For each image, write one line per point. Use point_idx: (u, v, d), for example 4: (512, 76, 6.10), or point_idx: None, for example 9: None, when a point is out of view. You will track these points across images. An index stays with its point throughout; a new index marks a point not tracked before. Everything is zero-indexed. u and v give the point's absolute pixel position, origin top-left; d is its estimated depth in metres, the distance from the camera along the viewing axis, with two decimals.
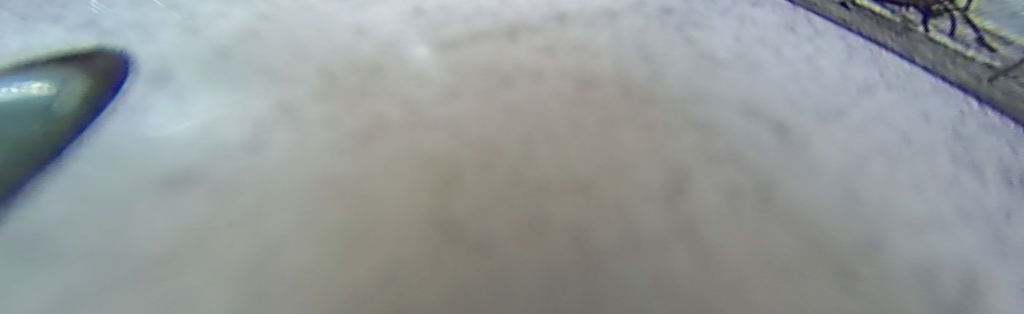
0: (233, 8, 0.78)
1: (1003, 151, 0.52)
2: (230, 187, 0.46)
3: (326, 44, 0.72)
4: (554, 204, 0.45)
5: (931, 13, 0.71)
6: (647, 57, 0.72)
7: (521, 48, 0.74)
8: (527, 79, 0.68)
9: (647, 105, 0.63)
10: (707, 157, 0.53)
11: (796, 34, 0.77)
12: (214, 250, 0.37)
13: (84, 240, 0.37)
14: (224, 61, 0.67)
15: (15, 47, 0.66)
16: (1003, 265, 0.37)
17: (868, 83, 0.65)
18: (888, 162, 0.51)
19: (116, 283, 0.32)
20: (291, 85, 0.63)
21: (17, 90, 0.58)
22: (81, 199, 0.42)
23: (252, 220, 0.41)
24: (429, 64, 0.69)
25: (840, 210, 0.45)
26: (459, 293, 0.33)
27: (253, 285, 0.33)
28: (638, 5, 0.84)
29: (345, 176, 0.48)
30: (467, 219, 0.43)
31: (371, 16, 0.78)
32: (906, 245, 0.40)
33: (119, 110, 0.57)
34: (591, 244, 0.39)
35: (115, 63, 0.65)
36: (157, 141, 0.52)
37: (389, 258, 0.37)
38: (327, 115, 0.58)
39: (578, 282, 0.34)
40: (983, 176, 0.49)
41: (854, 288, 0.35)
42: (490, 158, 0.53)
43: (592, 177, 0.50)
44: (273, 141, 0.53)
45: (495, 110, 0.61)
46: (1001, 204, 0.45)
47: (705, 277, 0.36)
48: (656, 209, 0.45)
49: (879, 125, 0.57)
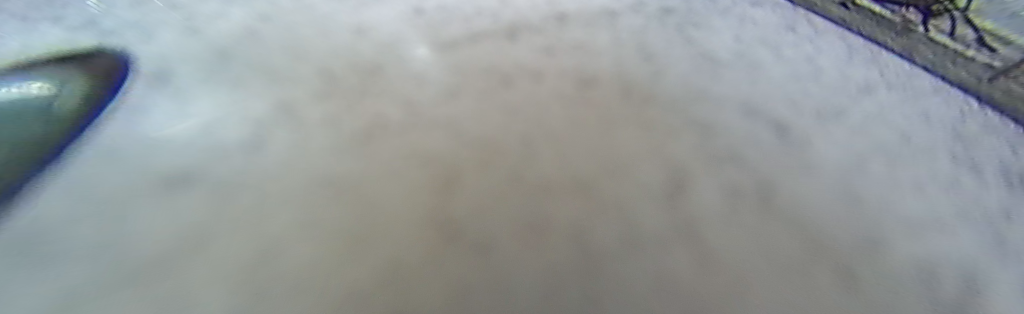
0: (233, 8, 0.78)
1: (1004, 151, 0.52)
2: (230, 187, 0.46)
3: (326, 44, 0.72)
4: (554, 204, 0.45)
5: (931, 13, 0.71)
6: (647, 57, 0.72)
7: (521, 48, 0.74)
8: (527, 79, 0.68)
9: (647, 105, 0.63)
10: (707, 157, 0.53)
11: (796, 34, 0.77)
12: (214, 250, 0.37)
13: (85, 240, 0.37)
14: (224, 61, 0.67)
15: (16, 48, 0.66)
16: (1004, 265, 0.37)
17: (868, 83, 0.65)
18: (888, 162, 0.51)
19: (116, 283, 0.32)
20: (292, 85, 0.63)
21: (19, 91, 0.59)
22: (82, 199, 0.43)
23: (252, 220, 0.41)
24: (429, 65, 0.69)
25: (840, 210, 0.45)
26: (460, 293, 0.33)
27: (255, 285, 0.33)
28: (638, 5, 0.84)
29: (345, 176, 0.48)
30: (467, 218, 0.43)
31: (371, 16, 0.78)
32: (906, 246, 0.40)
33: (118, 110, 0.56)
34: (591, 244, 0.39)
35: (115, 63, 0.65)
36: (157, 141, 0.52)
37: (389, 259, 0.37)
38: (328, 114, 0.58)
39: (579, 282, 0.34)
40: (984, 177, 0.49)
41: (855, 288, 0.35)
42: (490, 158, 0.53)
43: (592, 177, 0.50)
44: (273, 141, 0.53)
45: (495, 110, 0.61)
46: (1002, 204, 0.45)
47: (705, 277, 0.36)
48: (656, 209, 0.45)
49: (879, 125, 0.57)
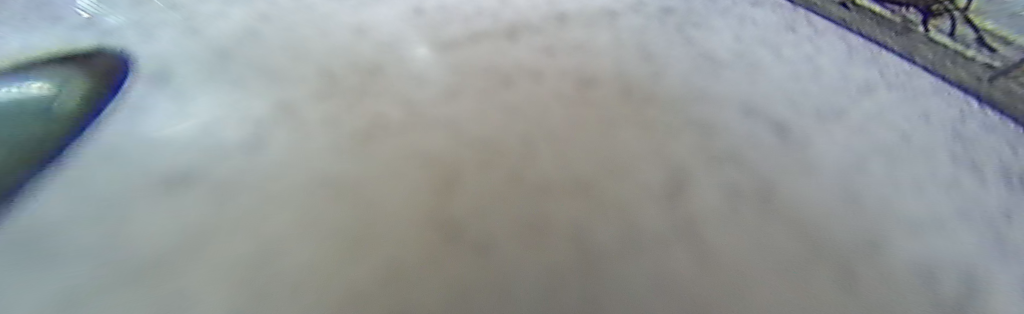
0: (233, 8, 0.78)
1: (1004, 151, 0.53)
2: (230, 187, 0.46)
3: (326, 44, 0.72)
4: (554, 205, 0.45)
5: (931, 13, 0.70)
6: (647, 57, 0.72)
7: (521, 48, 0.74)
8: (527, 79, 0.68)
9: (647, 105, 0.63)
10: (707, 157, 0.53)
11: (796, 34, 0.77)
12: (214, 250, 0.37)
13: (84, 239, 0.37)
14: (224, 61, 0.67)
15: (15, 48, 0.66)
16: (1003, 266, 0.37)
17: (868, 83, 0.65)
18: (888, 162, 0.51)
19: (115, 283, 0.32)
20: (291, 85, 0.63)
21: (17, 90, 0.59)
22: (80, 199, 0.42)
23: (253, 219, 0.41)
24: (429, 64, 0.69)
25: (839, 209, 0.45)
26: (460, 292, 0.33)
27: (256, 284, 0.33)
28: (638, 4, 0.84)
29: (344, 176, 0.48)
30: (467, 218, 0.43)
31: (370, 16, 0.78)
32: (907, 246, 0.40)
33: (119, 110, 0.56)
34: (591, 244, 0.39)
35: (116, 63, 0.65)
36: (157, 140, 0.52)
37: (389, 259, 0.37)
38: (328, 114, 0.58)
39: (578, 281, 0.34)
40: (983, 177, 0.49)
41: (854, 289, 0.35)
42: (490, 158, 0.53)
43: (592, 177, 0.50)
44: (272, 141, 0.53)
45: (495, 110, 0.61)
46: (1001, 204, 0.45)
47: (705, 276, 0.36)
48: (655, 209, 0.45)
49: (879, 126, 0.57)
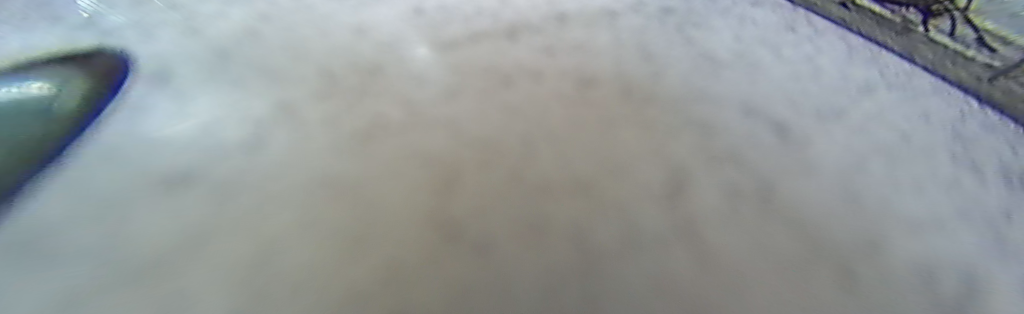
0: (233, 9, 0.78)
1: (1004, 151, 0.52)
2: (229, 187, 0.46)
3: (326, 44, 0.72)
4: (554, 205, 0.45)
5: (931, 13, 0.71)
6: (647, 57, 0.72)
7: (521, 48, 0.74)
8: (527, 79, 0.68)
9: (647, 105, 0.63)
10: (707, 157, 0.53)
11: (796, 33, 0.77)
12: (214, 251, 0.37)
13: (83, 240, 0.37)
14: (224, 61, 0.67)
15: (15, 48, 0.66)
16: (1004, 266, 0.37)
17: (868, 83, 0.65)
18: (888, 162, 0.51)
19: (117, 282, 0.32)
20: (291, 85, 0.63)
21: (17, 90, 0.59)
22: (80, 199, 0.42)
23: (253, 219, 0.41)
24: (429, 64, 0.69)
25: (840, 209, 0.45)
26: (460, 292, 0.33)
27: (256, 285, 0.33)
28: (638, 4, 0.84)
29: (344, 176, 0.48)
30: (467, 219, 0.43)
31: (371, 16, 0.78)
32: (907, 246, 0.40)
33: (118, 111, 0.56)
34: (591, 244, 0.39)
35: (116, 63, 0.65)
36: (157, 140, 0.52)
37: (389, 259, 0.37)
38: (328, 114, 0.58)
39: (578, 282, 0.34)
40: (983, 177, 0.49)
41: (855, 289, 0.35)
42: (490, 158, 0.53)
43: (592, 177, 0.50)
44: (272, 141, 0.53)
45: (495, 110, 0.61)
46: (1001, 204, 0.45)
47: (705, 276, 0.36)
48: (655, 209, 0.45)
49: (878, 125, 0.57)
